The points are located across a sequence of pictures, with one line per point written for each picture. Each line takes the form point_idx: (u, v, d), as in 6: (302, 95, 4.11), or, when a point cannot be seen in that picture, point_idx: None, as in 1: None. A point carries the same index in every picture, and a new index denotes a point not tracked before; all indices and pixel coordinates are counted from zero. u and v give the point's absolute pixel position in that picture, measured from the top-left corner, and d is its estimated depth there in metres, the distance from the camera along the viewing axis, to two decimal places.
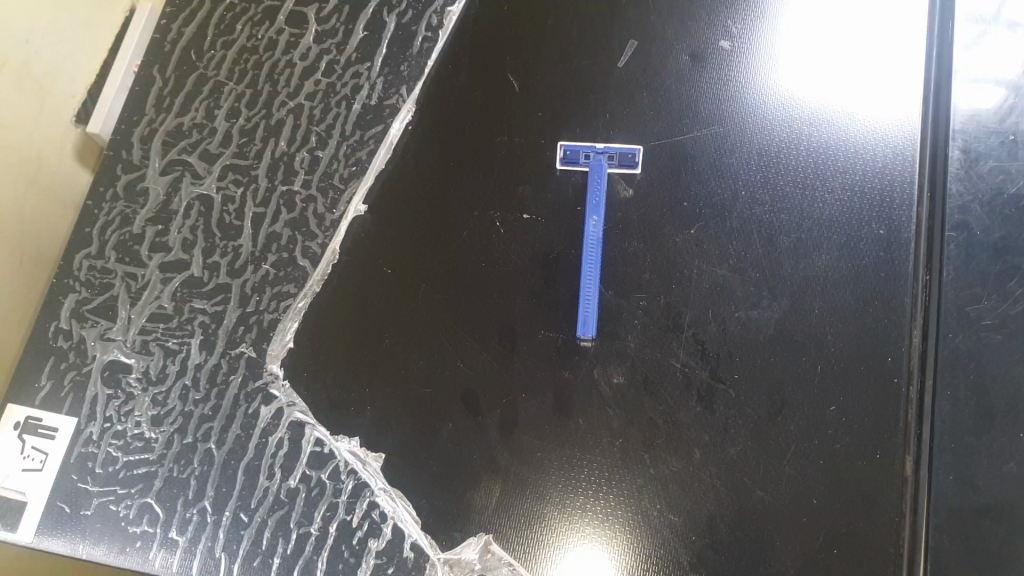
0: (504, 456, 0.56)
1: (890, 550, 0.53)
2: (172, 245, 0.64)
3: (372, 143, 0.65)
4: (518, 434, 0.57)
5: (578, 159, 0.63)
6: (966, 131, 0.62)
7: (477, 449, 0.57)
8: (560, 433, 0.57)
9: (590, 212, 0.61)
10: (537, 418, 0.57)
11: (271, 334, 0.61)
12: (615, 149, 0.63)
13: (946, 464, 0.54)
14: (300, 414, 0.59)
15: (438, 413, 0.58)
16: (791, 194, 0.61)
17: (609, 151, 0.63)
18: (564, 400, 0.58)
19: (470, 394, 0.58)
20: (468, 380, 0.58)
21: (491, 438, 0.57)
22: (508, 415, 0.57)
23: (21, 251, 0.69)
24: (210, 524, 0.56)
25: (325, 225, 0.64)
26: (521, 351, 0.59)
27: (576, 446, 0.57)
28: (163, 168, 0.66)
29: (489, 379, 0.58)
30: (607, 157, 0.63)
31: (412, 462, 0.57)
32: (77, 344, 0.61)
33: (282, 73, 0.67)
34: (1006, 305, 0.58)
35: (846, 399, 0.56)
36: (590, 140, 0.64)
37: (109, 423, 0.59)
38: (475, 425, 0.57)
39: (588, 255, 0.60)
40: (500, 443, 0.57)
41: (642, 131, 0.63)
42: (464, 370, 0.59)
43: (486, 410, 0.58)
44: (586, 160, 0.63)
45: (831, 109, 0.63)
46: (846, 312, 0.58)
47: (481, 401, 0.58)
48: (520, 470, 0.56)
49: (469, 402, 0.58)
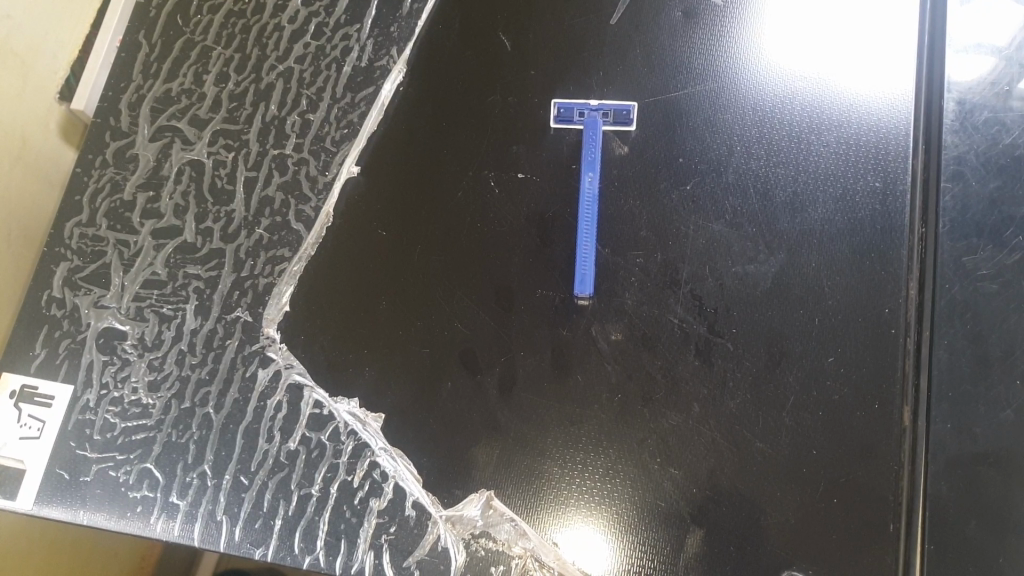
0: (505, 414, 0.56)
1: (889, 497, 0.53)
2: (164, 212, 0.63)
3: (363, 105, 0.65)
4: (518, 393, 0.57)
5: (571, 116, 0.63)
6: (961, 84, 0.61)
7: (476, 408, 0.57)
8: (560, 392, 0.57)
9: (585, 169, 0.60)
10: (537, 376, 0.57)
11: (266, 298, 0.61)
12: (609, 105, 0.62)
13: (944, 414, 0.54)
14: (299, 376, 0.59)
15: (438, 372, 0.58)
16: (787, 148, 0.61)
17: (603, 107, 0.62)
18: (562, 358, 0.58)
19: (469, 355, 0.58)
20: (468, 340, 0.58)
21: (491, 397, 0.57)
22: (508, 375, 0.57)
23: (13, 226, 0.67)
24: (210, 488, 0.56)
25: (318, 188, 0.63)
26: (519, 309, 0.59)
27: (576, 403, 0.57)
28: (153, 134, 0.65)
29: (487, 338, 0.58)
30: (601, 114, 0.62)
31: (413, 421, 0.57)
32: (71, 313, 0.61)
33: (271, 37, 0.66)
34: (1003, 254, 0.58)
35: (843, 351, 0.57)
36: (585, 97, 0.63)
37: (106, 390, 0.59)
38: (475, 384, 0.57)
39: (584, 211, 0.59)
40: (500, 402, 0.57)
41: (635, 89, 0.63)
42: (462, 330, 0.59)
43: (485, 369, 0.58)
44: (580, 117, 0.62)
45: (826, 64, 0.63)
46: (842, 264, 0.58)
47: (480, 361, 0.58)
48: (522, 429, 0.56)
49: (468, 362, 0.58)
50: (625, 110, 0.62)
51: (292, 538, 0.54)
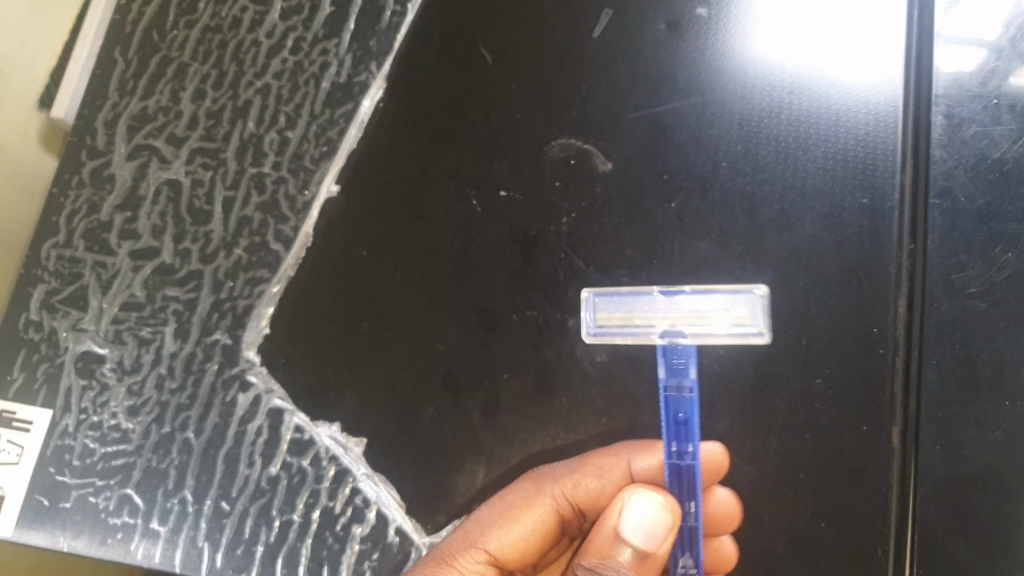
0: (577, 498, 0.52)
1: (877, 524, 0.53)
2: (141, 232, 0.62)
3: (342, 122, 0.63)
4: (603, 491, 0.52)
5: (672, 355, 0.52)
6: (949, 96, 0.58)
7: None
8: (605, 552, 0.45)
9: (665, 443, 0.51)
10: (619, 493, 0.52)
11: (246, 321, 0.60)
12: (670, 335, 0.52)
13: (932, 435, 0.54)
14: (279, 401, 0.58)
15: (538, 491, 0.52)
16: (773, 165, 0.59)
17: (657, 328, 0.52)
18: (633, 534, 0.45)
19: (503, 518, 0.52)
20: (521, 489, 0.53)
21: (484, 553, 0.50)
22: (553, 523, 0.52)
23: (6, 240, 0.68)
24: (191, 514, 0.56)
25: (297, 207, 0.62)
26: (635, 450, 0.53)
27: (625, 550, 0.44)
28: (129, 153, 0.64)
29: (604, 448, 0.53)
30: (676, 379, 0.52)
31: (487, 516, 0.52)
32: (49, 336, 0.60)
33: (248, 53, 0.65)
34: (992, 272, 0.56)
35: (832, 372, 0.55)
36: (625, 308, 0.54)
37: (85, 414, 0.59)
38: (462, 560, 0.50)
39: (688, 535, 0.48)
40: (634, 453, 0.52)
41: (637, 331, 0.53)
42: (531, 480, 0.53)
43: (494, 541, 0.51)
44: (669, 342, 0.52)
45: (813, 73, 0.60)
46: (831, 283, 0.57)
47: (504, 529, 0.51)
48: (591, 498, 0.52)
49: (514, 499, 0.53)
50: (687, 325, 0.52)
51: (275, 564, 0.55)
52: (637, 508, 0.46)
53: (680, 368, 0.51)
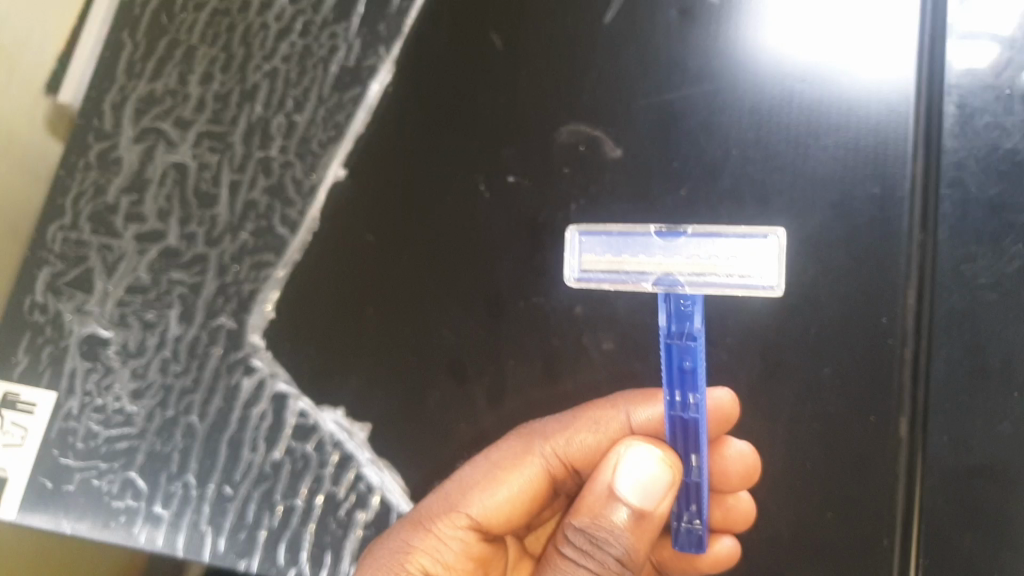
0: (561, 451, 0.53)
1: (884, 515, 0.52)
2: (147, 215, 0.62)
3: (350, 106, 0.63)
4: (597, 445, 0.53)
5: (673, 299, 0.48)
6: (962, 86, 0.58)
7: (413, 559, 0.49)
8: (597, 511, 0.44)
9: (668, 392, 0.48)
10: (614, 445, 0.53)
11: (251, 305, 0.60)
12: (666, 284, 0.47)
13: (940, 425, 0.53)
14: (283, 385, 0.58)
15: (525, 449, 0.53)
16: (784, 153, 0.59)
17: (652, 276, 0.48)
18: (628, 492, 0.44)
19: (487, 480, 0.53)
20: (508, 448, 0.54)
21: (466, 516, 0.51)
22: (543, 481, 0.53)
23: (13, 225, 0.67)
24: (194, 498, 0.56)
25: (303, 191, 0.62)
26: (632, 401, 0.53)
27: (620, 509, 0.44)
28: (136, 136, 0.63)
29: (598, 400, 0.54)
30: (678, 328, 0.48)
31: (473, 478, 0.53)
32: (54, 318, 0.60)
33: (257, 37, 0.65)
34: (1002, 263, 0.55)
35: (840, 362, 0.55)
36: (616, 248, 0.50)
37: (89, 397, 0.58)
38: (441, 524, 0.50)
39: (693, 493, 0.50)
40: (630, 405, 0.53)
41: (627, 279, 0.48)
42: (519, 438, 0.54)
43: (476, 503, 0.51)
44: (664, 290, 0.47)
45: (824, 58, 0.60)
46: (841, 273, 0.56)
47: (487, 492, 0.52)
48: (584, 453, 0.53)
49: (500, 459, 0.54)
50: (686, 272, 0.47)
51: (277, 549, 0.54)
52: (634, 465, 0.45)
53: (676, 313, 0.48)
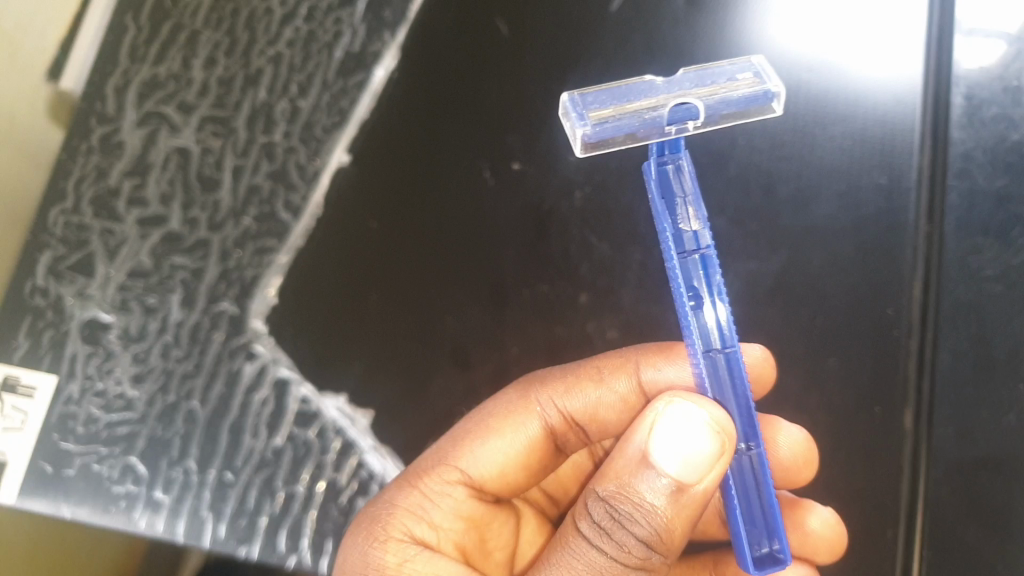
0: (561, 401, 0.52)
1: (888, 505, 0.52)
2: (150, 200, 0.62)
3: (354, 91, 0.63)
4: (600, 399, 0.52)
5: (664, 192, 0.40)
6: (970, 77, 0.58)
7: (395, 518, 0.47)
8: (625, 479, 0.39)
9: (691, 346, 0.41)
10: (621, 399, 0.52)
11: (253, 290, 0.59)
12: (680, 120, 0.40)
13: (945, 416, 0.53)
14: (285, 371, 0.58)
15: (522, 400, 0.52)
16: (792, 142, 0.59)
17: (663, 112, 0.40)
18: (665, 462, 0.39)
19: (480, 431, 0.51)
20: (506, 400, 0.52)
21: (458, 471, 0.50)
22: (543, 436, 0.52)
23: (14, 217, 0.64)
24: (195, 484, 0.55)
25: (307, 176, 0.61)
26: (644, 353, 0.53)
27: (654, 480, 0.39)
28: (139, 120, 0.63)
29: (609, 353, 0.54)
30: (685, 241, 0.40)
31: (466, 430, 0.51)
32: (55, 303, 0.59)
33: (261, 22, 0.64)
34: (1009, 255, 0.55)
35: (844, 352, 0.55)
36: (619, 100, 0.41)
37: (90, 381, 0.58)
38: (430, 481, 0.49)
39: (735, 485, 0.42)
40: (640, 358, 0.52)
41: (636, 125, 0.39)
42: (519, 389, 0.53)
43: (468, 458, 0.50)
44: (676, 130, 0.40)
45: (831, 49, 0.60)
46: (847, 263, 0.56)
47: (478, 445, 0.51)
48: (587, 407, 0.52)
49: (494, 411, 0.52)
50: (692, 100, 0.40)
51: (278, 536, 0.54)
52: (677, 430, 0.39)
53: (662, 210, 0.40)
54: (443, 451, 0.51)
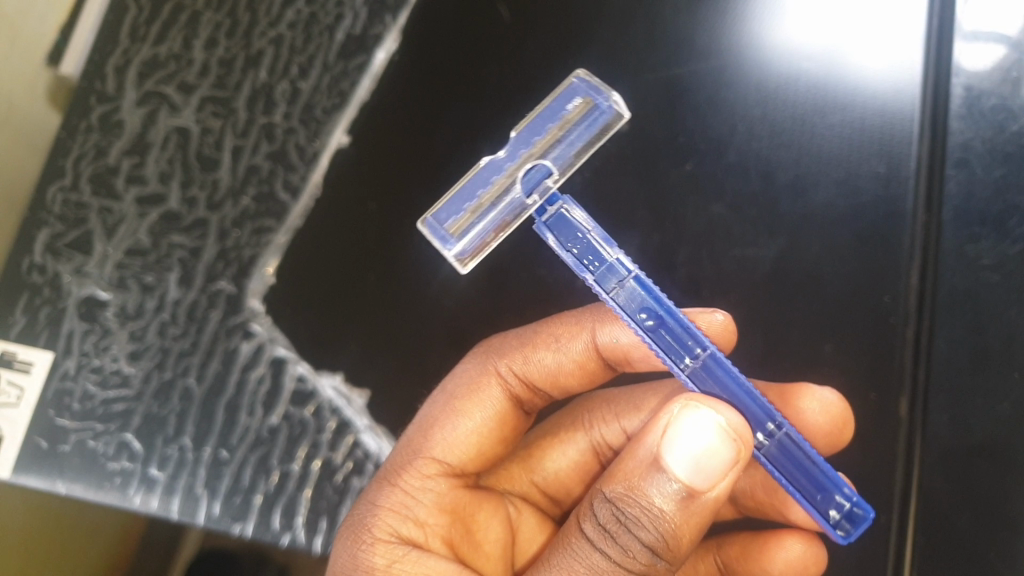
0: (518, 372, 0.52)
1: (881, 491, 0.52)
2: (150, 179, 0.62)
3: (355, 74, 0.63)
4: (558, 366, 0.52)
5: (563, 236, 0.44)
6: (972, 69, 0.57)
7: (383, 518, 0.46)
8: (633, 483, 0.38)
9: (671, 367, 0.41)
10: (577, 364, 0.52)
11: (250, 270, 0.59)
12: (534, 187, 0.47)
13: (940, 405, 0.53)
14: (283, 350, 0.58)
15: (482, 375, 0.52)
16: (790, 130, 0.59)
17: (517, 188, 0.47)
18: (672, 465, 0.37)
19: (448, 416, 0.51)
20: (467, 375, 0.52)
21: (434, 462, 0.49)
22: (505, 407, 0.52)
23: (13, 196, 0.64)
24: (190, 461, 0.55)
25: (306, 157, 0.61)
26: (597, 315, 0.52)
27: (666, 485, 0.37)
28: (139, 99, 0.63)
29: (563, 317, 0.53)
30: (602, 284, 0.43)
31: (433, 415, 0.51)
32: (52, 280, 0.59)
33: (262, 3, 0.64)
34: (1006, 244, 0.55)
35: (840, 338, 0.55)
36: (468, 200, 0.48)
37: (86, 358, 0.58)
38: (409, 476, 0.48)
39: (782, 472, 0.40)
40: (594, 323, 0.51)
41: (505, 212, 0.47)
42: (476, 361, 0.53)
43: (440, 446, 0.50)
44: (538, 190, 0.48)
45: (831, 38, 0.60)
46: (844, 250, 0.57)
47: (449, 429, 0.50)
48: (545, 373, 0.52)
49: (457, 390, 0.52)
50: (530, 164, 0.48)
51: (272, 513, 0.54)
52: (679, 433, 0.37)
53: (589, 244, 0.43)
54: (415, 441, 0.50)
